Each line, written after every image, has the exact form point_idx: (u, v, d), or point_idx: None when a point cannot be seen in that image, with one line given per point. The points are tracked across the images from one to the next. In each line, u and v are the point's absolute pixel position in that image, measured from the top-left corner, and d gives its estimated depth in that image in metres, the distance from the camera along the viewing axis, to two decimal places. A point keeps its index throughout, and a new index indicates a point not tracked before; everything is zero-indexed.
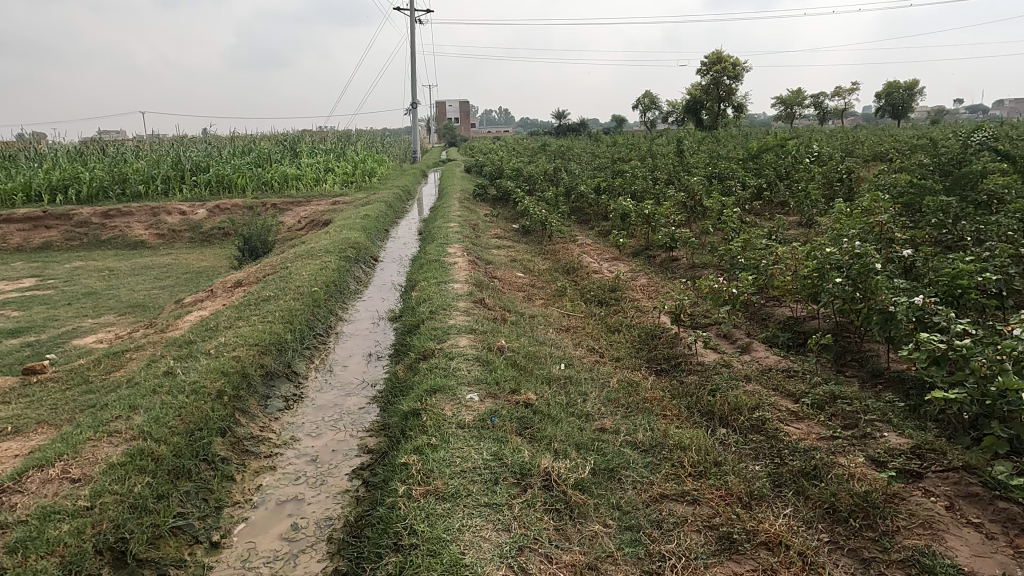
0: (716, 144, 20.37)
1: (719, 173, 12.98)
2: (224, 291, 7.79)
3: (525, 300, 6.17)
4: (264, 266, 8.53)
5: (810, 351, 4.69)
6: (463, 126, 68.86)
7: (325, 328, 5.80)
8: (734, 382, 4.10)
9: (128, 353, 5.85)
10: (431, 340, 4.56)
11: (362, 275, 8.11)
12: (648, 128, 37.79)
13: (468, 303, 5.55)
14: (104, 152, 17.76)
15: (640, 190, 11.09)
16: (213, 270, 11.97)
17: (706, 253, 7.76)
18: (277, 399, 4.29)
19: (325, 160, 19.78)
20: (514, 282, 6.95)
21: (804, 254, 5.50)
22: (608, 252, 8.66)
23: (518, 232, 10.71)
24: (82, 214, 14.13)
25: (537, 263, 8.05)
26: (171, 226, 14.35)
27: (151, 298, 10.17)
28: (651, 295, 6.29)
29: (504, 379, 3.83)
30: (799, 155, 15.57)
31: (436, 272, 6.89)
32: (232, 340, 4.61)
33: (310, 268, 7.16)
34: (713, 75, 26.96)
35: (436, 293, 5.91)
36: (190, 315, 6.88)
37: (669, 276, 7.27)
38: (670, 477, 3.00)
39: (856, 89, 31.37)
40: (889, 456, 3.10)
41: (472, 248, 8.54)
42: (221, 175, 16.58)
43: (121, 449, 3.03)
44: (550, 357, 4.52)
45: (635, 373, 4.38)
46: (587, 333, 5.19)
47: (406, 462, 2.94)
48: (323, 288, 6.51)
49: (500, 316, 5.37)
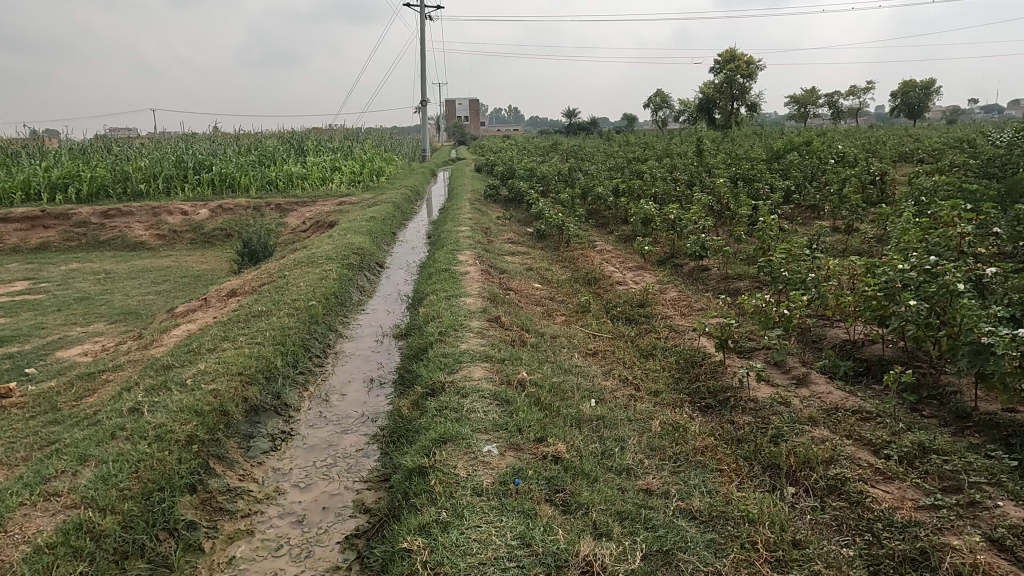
0: (734, 144, 19.68)
1: (742, 175, 12.33)
2: (218, 301, 7.22)
3: (545, 318, 5.56)
4: (262, 273, 7.97)
5: (878, 385, 4.06)
6: (473, 124, 68.16)
7: (323, 349, 5.20)
8: (797, 425, 3.48)
9: (106, 374, 5.28)
10: (440, 370, 3.96)
11: (366, 284, 7.52)
12: (661, 127, 37.11)
13: (483, 323, 4.94)
14: (107, 150, 17.31)
15: (661, 192, 10.49)
16: (213, 274, 11.44)
17: (740, 264, 7.14)
18: (262, 439, 3.70)
19: (332, 158, 19.26)
20: (531, 295, 6.34)
21: (864, 270, 4.85)
22: (631, 260, 8.03)
23: (532, 237, 10.09)
24: (81, 213, 13.64)
25: (555, 273, 7.43)
26: (172, 226, 13.84)
27: (146, 304, 9.64)
28: (686, 313, 5.67)
29: (527, 424, 3.22)
30: (823, 156, 14.90)
31: (445, 284, 6.28)
32: (211, 369, 4.01)
33: (308, 279, 6.56)
34: (727, 73, 26.26)
35: (446, 309, 5.30)
36: (178, 328, 6.32)
37: (700, 289, 6.67)
38: (741, 566, 2.39)
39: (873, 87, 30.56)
40: (1016, 537, 2.46)
41: (485, 255, 7.95)
42: (224, 173, 16.08)
43: (55, 523, 2.45)
44: (578, 390, 3.91)
45: (677, 411, 3.76)
46: (618, 358, 4.57)
47: (409, 548, 2.35)
48: (322, 301, 5.92)
49: (518, 337, 4.77)
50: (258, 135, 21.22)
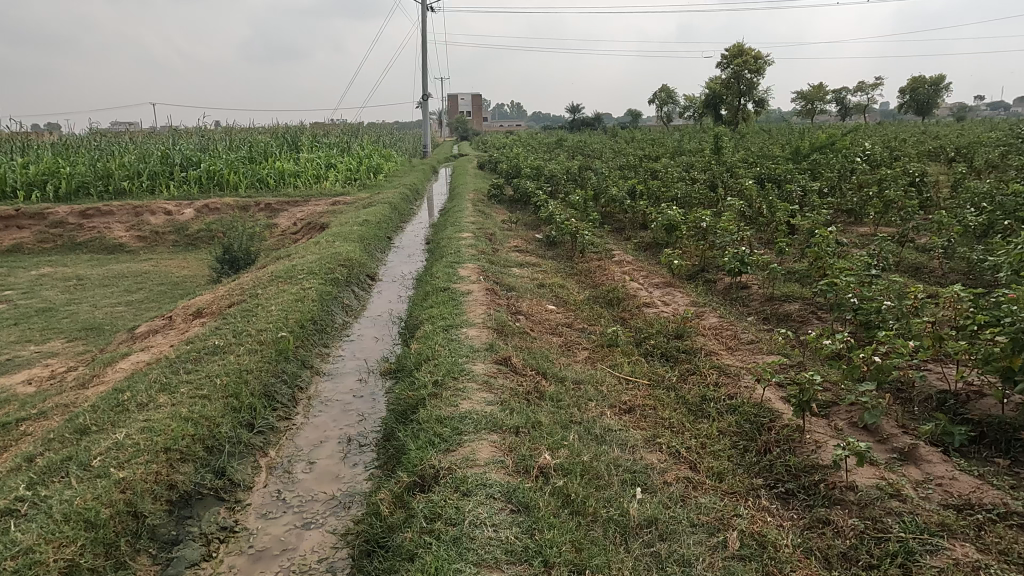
0: (748, 141, 18.64)
1: (768, 175, 11.30)
2: (182, 322, 6.24)
3: (564, 355, 4.57)
4: (236, 288, 7.00)
5: (1014, 466, 3.06)
6: (475, 120, 66.83)
7: (291, 396, 4.22)
8: (928, 538, 2.49)
9: (28, 421, 4.30)
10: (435, 446, 2.99)
11: (352, 303, 6.53)
12: (665, 122, 35.90)
13: (489, 367, 3.97)
14: (90, 144, 16.28)
15: (682, 195, 9.50)
16: (192, 283, 10.44)
17: (787, 283, 6.15)
18: (191, 541, 2.73)
19: (327, 155, 18.24)
20: (546, 321, 5.37)
21: (970, 303, 3.85)
22: (657, 274, 7.04)
23: (542, 244, 9.11)
24: (58, 213, 12.66)
25: (571, 291, 6.45)
26: (154, 227, 12.87)
27: (114, 317, 8.67)
28: (735, 350, 4.69)
29: (556, 550, 2.25)
30: (850, 154, 13.86)
31: (443, 309, 5.28)
32: (131, 438, 3.06)
33: (282, 299, 5.59)
34: (734, 68, 25.21)
35: (445, 346, 4.32)
36: (128, 359, 5.35)
37: (743, 315, 5.70)
38: None
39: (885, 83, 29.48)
40: None
41: (489, 268, 6.97)
42: (212, 171, 15.08)
43: None
44: (618, 475, 2.94)
45: (753, 511, 2.79)
46: (662, 417, 3.60)
47: None
48: (296, 328, 4.96)
49: (535, 387, 3.80)
50: (251, 130, 20.20)
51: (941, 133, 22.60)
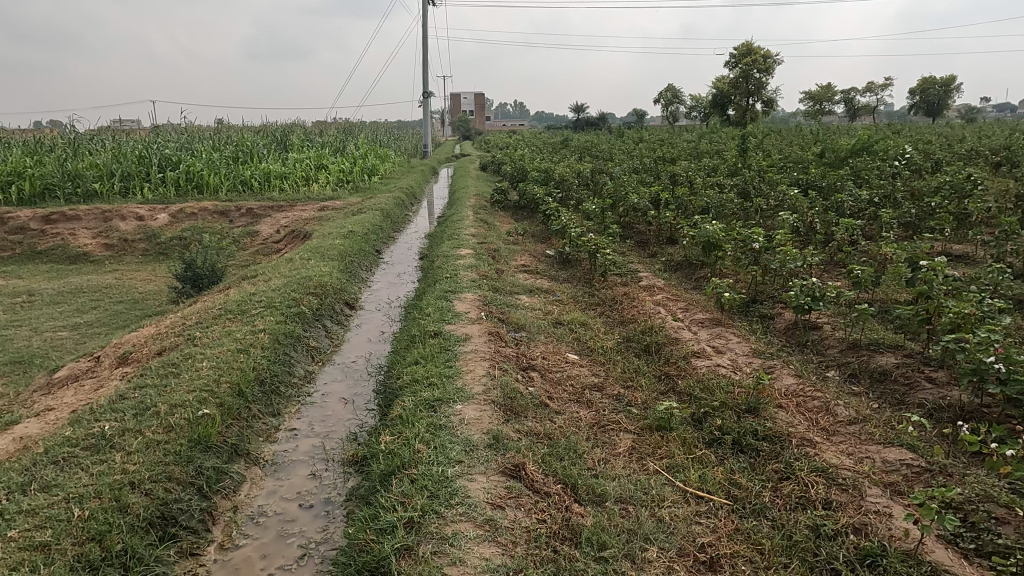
0: (769, 142, 17.24)
1: (806, 181, 9.95)
2: (107, 368, 4.92)
3: (599, 446, 3.24)
4: (181, 321, 5.68)
5: None
6: (477, 119, 65.48)
7: (205, 514, 2.89)
8: None
9: None
10: None
11: (321, 345, 5.22)
12: (671, 122, 34.55)
13: (495, 486, 2.65)
14: (63, 141, 14.92)
15: (715, 205, 8.17)
16: (155, 301, 9.08)
17: (872, 327, 4.81)
18: None
19: (318, 154, 16.88)
20: (571, 383, 4.03)
21: None
22: (700, 307, 5.71)
23: (553, 262, 7.79)
24: (19, 218, 11.35)
25: (597, 332, 5.11)
26: (123, 234, 11.52)
27: (53, 344, 7.33)
28: (836, 437, 3.35)
29: None
30: (887, 157, 12.48)
31: (430, 368, 3.95)
32: None
33: (222, 349, 4.27)
34: (743, 67, 23.81)
35: (431, 441, 2.99)
36: (16, 427, 4.02)
37: (823, 371, 4.35)
38: None
39: (891, 85, 28.17)
40: None
41: (492, 299, 5.65)
42: (192, 171, 13.71)
43: None
44: None
45: None
46: None
47: None
48: (230, 398, 3.64)
49: (564, 526, 2.47)
50: (238, 128, 18.84)
51: (959, 134, 21.19)
